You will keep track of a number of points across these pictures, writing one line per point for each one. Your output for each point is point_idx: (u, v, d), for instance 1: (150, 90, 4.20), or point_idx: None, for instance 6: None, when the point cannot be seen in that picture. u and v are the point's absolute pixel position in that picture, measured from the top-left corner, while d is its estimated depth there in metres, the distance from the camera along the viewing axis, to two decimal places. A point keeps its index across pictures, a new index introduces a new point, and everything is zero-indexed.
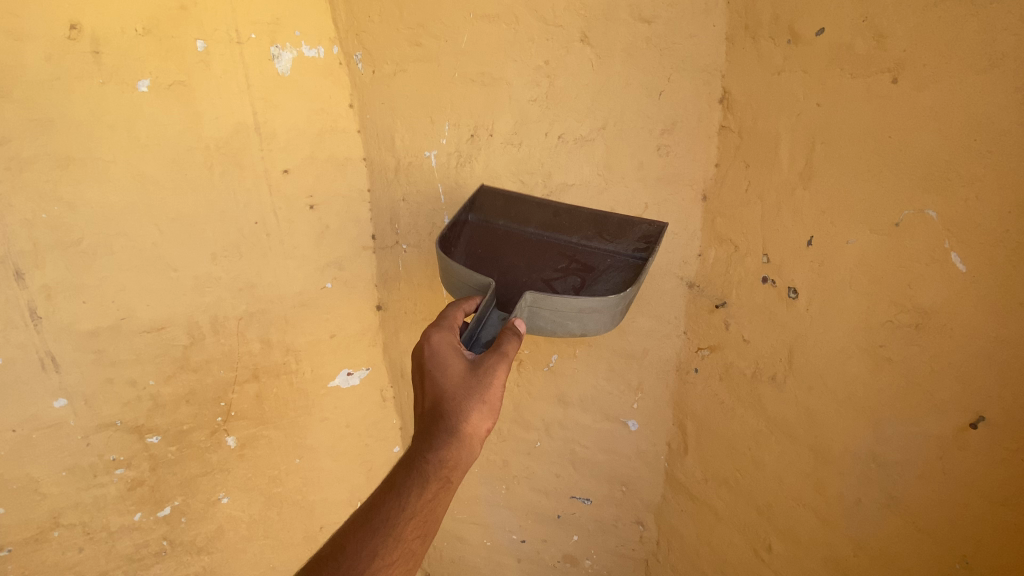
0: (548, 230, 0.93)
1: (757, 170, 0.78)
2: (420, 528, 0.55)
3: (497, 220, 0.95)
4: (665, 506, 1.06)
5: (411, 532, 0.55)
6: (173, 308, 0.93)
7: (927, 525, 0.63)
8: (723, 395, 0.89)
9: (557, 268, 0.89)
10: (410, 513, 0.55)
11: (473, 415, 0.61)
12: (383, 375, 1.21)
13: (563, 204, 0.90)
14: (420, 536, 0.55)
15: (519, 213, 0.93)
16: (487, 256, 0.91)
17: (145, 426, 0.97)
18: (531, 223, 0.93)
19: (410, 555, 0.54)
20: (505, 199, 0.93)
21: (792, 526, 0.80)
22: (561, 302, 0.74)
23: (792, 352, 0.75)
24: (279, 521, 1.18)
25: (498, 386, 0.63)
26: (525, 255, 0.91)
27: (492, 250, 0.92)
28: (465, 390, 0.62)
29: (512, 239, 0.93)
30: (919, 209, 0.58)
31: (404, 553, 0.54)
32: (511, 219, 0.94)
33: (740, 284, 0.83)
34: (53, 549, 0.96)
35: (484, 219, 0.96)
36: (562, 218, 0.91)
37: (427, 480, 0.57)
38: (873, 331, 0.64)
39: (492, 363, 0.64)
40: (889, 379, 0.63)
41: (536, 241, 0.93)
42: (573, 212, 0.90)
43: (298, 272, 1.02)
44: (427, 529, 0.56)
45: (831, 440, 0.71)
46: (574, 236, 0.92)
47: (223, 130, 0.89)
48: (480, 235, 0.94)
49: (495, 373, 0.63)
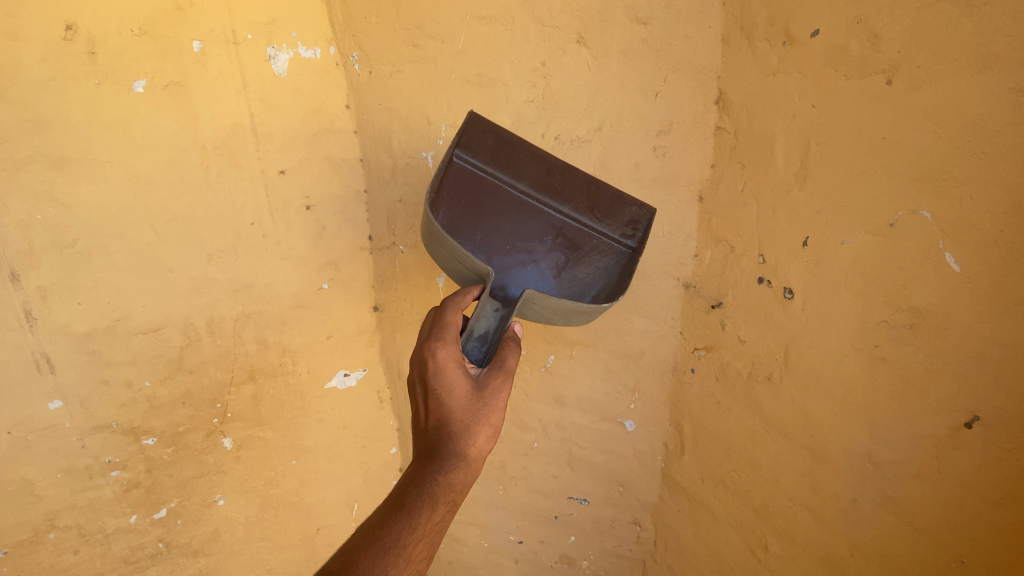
0: (538, 190, 0.88)
1: (753, 171, 0.78)
2: (428, 551, 0.55)
3: (485, 163, 0.88)
4: (662, 506, 1.06)
5: (421, 553, 0.54)
6: (169, 309, 0.93)
7: (923, 525, 0.63)
8: (719, 396, 0.89)
9: (543, 238, 0.87)
10: (421, 534, 0.55)
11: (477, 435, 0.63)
12: (380, 376, 1.21)
13: (560, 163, 0.85)
14: (427, 557, 0.55)
15: (511, 163, 0.87)
16: (471, 211, 0.87)
17: (141, 427, 0.97)
18: (522, 178, 0.88)
19: None
20: (498, 140, 0.85)
21: (789, 526, 0.80)
22: (557, 301, 0.74)
23: (788, 352, 0.75)
24: (275, 523, 1.18)
25: (500, 409, 0.66)
26: (511, 217, 0.88)
27: (477, 205, 0.87)
28: (472, 411, 0.63)
29: (500, 194, 0.88)
30: (914, 209, 0.58)
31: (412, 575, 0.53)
32: (502, 168, 0.88)
33: (736, 284, 0.83)
34: (47, 552, 0.94)
35: (471, 160, 0.88)
36: (556, 177, 0.87)
37: (437, 500, 0.57)
38: (868, 332, 0.64)
39: (498, 384, 0.66)
40: (884, 379, 0.64)
41: (524, 200, 0.89)
42: (568, 176, 0.86)
43: (295, 273, 1.02)
44: (432, 551, 0.56)
45: (827, 440, 0.71)
46: (564, 202, 0.89)
47: (220, 130, 0.89)
48: (466, 180, 0.87)
49: (500, 395, 0.66)
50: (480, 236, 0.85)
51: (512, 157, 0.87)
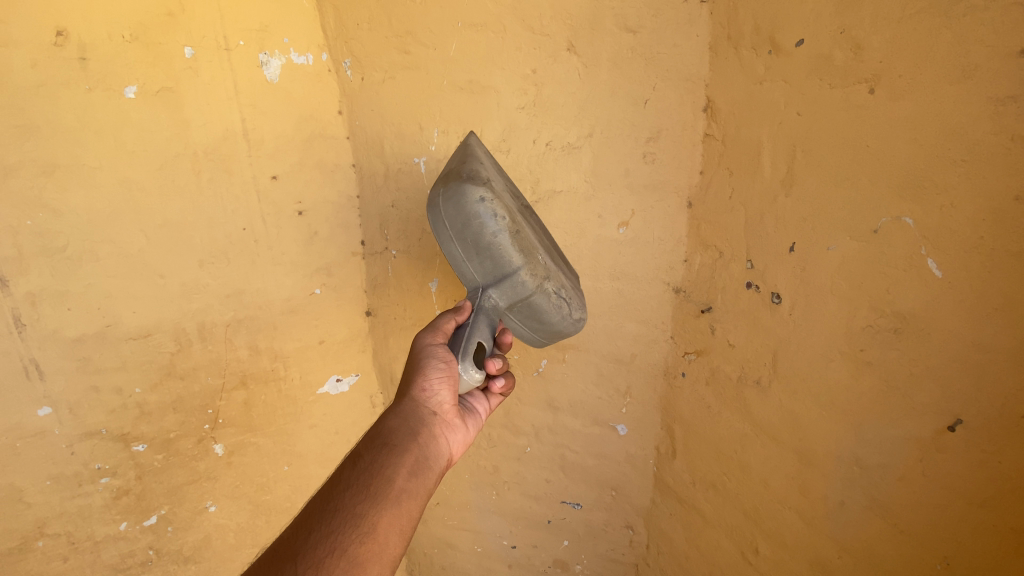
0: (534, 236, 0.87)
1: (741, 178, 0.79)
2: (366, 494, 0.54)
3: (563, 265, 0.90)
4: (655, 510, 1.07)
5: (354, 499, 0.53)
6: (160, 315, 0.92)
7: (909, 527, 0.63)
8: (710, 399, 0.89)
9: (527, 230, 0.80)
10: (353, 484, 0.55)
11: (406, 391, 0.68)
12: (372, 381, 1.21)
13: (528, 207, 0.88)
14: (367, 497, 0.54)
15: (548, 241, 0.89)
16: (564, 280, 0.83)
17: (132, 434, 0.96)
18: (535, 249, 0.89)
19: (356, 517, 0.52)
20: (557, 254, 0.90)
21: (779, 529, 0.80)
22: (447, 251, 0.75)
23: (777, 356, 0.76)
24: (268, 529, 1.18)
25: (423, 354, 0.71)
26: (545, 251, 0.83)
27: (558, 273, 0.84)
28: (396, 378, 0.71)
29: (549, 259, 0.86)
30: (897, 215, 0.59)
31: (348, 516, 0.51)
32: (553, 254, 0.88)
33: (725, 289, 0.84)
34: (36, 560, 0.93)
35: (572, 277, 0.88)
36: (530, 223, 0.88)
37: (364, 453, 0.59)
38: (854, 336, 0.65)
39: (415, 336, 0.73)
40: (870, 383, 0.64)
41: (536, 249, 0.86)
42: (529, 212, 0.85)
43: (287, 278, 1.02)
44: (373, 493, 0.54)
45: (816, 443, 0.72)
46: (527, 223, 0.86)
47: (212, 136, 0.89)
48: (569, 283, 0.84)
49: (417, 342, 0.72)
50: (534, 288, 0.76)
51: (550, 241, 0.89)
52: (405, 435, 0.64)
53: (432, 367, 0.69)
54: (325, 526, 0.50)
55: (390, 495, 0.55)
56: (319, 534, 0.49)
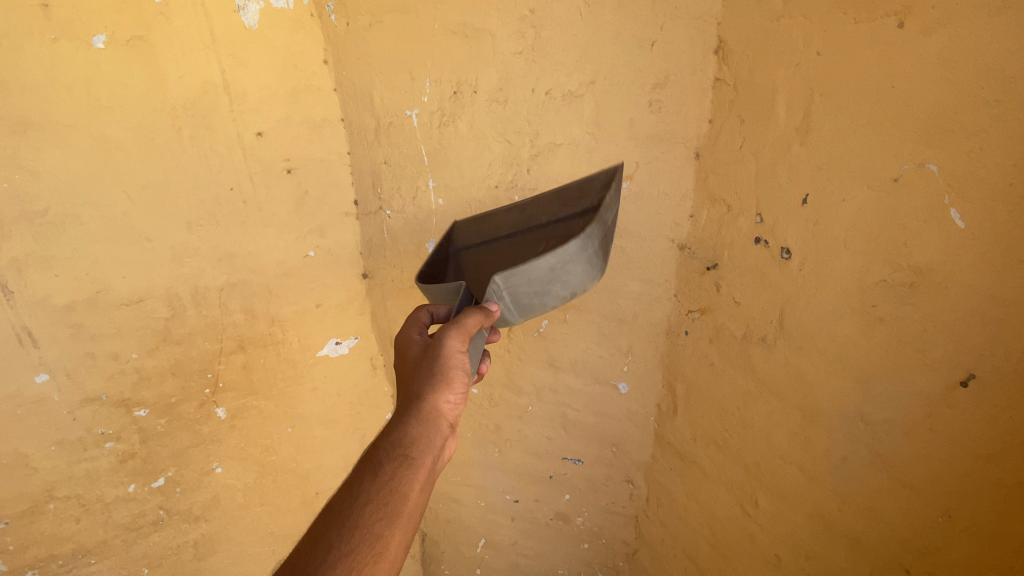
0: (518, 228, 0.90)
1: (752, 126, 0.75)
2: (382, 514, 0.54)
3: (473, 237, 0.94)
4: (655, 464, 1.09)
5: (371, 516, 0.53)
6: (150, 280, 0.90)
7: (912, 481, 0.63)
8: (712, 357, 0.89)
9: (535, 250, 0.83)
10: (370, 500, 0.54)
11: (425, 394, 0.64)
12: (372, 344, 1.19)
13: (547, 194, 0.87)
14: (384, 518, 0.53)
15: (494, 220, 0.92)
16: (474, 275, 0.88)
17: (132, 399, 0.96)
18: (501, 228, 0.92)
19: (374, 538, 0.52)
20: (476, 221, 0.94)
21: (779, 483, 0.81)
22: (527, 268, 0.70)
23: (783, 313, 0.75)
24: (275, 487, 1.20)
25: (450, 357, 0.66)
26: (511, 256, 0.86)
27: (476, 267, 0.89)
28: (413, 375, 0.66)
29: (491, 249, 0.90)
30: (919, 163, 0.55)
31: (365, 537, 0.51)
32: (484, 235, 0.93)
33: (732, 245, 0.81)
34: (49, 521, 0.96)
35: (468, 245, 0.94)
36: (528, 212, 0.89)
37: (382, 463, 0.57)
38: (866, 291, 0.63)
39: (441, 333, 0.67)
40: (881, 339, 0.63)
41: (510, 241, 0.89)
42: (536, 201, 0.88)
43: (278, 240, 0.99)
44: (391, 512, 0.54)
45: (821, 399, 0.71)
46: (540, 216, 0.87)
47: (191, 90, 0.84)
48: (466, 259, 0.91)
49: (446, 341, 0.67)
50: (479, 275, 0.87)
51: (495, 219, 0.93)
52: (426, 445, 0.61)
53: (456, 377, 0.66)
54: (341, 550, 0.50)
55: (407, 513, 0.55)
56: (334, 558, 0.49)
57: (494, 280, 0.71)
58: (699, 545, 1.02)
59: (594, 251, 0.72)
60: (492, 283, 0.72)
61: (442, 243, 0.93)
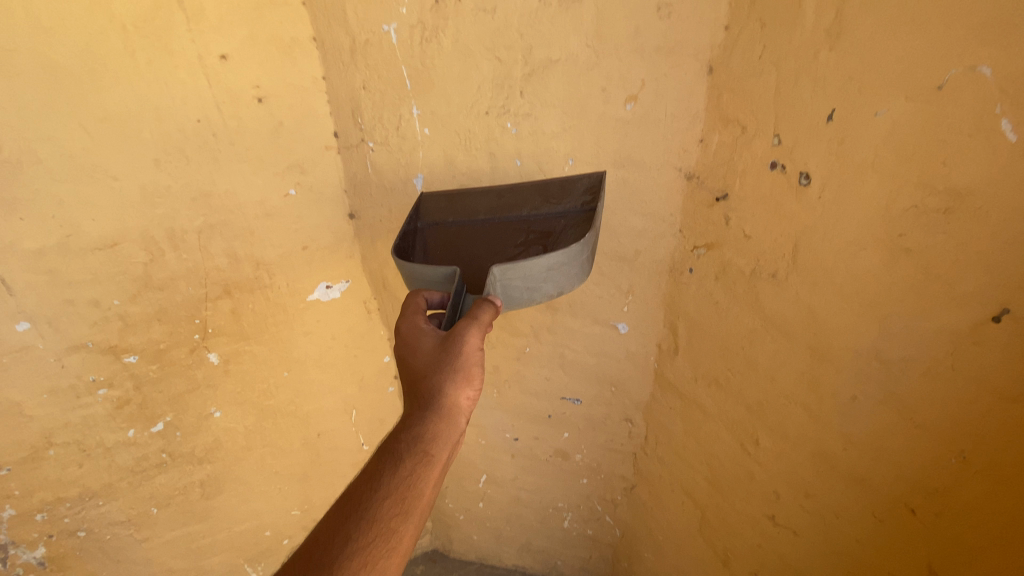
0: (495, 214, 0.90)
1: (775, 32, 0.65)
2: (399, 511, 0.54)
3: (445, 216, 0.92)
4: (654, 403, 1.08)
5: (388, 509, 0.54)
6: (123, 222, 0.85)
7: (925, 420, 0.60)
8: (717, 295, 0.84)
9: (516, 244, 0.86)
10: (387, 493, 0.54)
11: (445, 388, 0.62)
12: (364, 288, 1.15)
13: (529, 184, 0.87)
14: (400, 514, 0.54)
15: (467, 204, 0.91)
16: (448, 258, 0.89)
17: (120, 346, 0.94)
18: (477, 212, 0.91)
19: (390, 534, 0.52)
20: (448, 198, 0.92)
21: (782, 422, 0.79)
22: (529, 267, 0.73)
23: (797, 246, 0.69)
24: (276, 430, 1.21)
25: (470, 354, 0.64)
26: (486, 244, 0.88)
27: (451, 250, 0.89)
28: (431, 366, 0.63)
29: (466, 233, 0.90)
30: (970, 66, 0.48)
31: (382, 532, 0.52)
32: (458, 214, 0.92)
33: (744, 173, 0.74)
34: (51, 466, 0.97)
35: (436, 221, 0.93)
36: (505, 198, 0.89)
37: (400, 456, 0.57)
38: (894, 220, 0.57)
39: (462, 329, 0.65)
40: (906, 272, 0.58)
41: (487, 227, 0.90)
42: (516, 190, 0.88)
43: (255, 178, 0.93)
44: (406, 508, 0.54)
45: (832, 337, 0.68)
46: (520, 207, 0.88)
47: (140, 5, 0.73)
48: (436, 238, 0.91)
49: (466, 338, 0.65)
50: (457, 260, 0.88)
51: (467, 200, 0.91)
52: (443, 441, 0.60)
53: (476, 372, 0.64)
54: (358, 543, 0.51)
55: (420, 509, 0.56)
56: (352, 550, 0.50)
57: (491, 273, 0.73)
58: (696, 481, 1.02)
59: (586, 256, 0.76)
60: (489, 276, 0.73)
61: (409, 216, 0.90)
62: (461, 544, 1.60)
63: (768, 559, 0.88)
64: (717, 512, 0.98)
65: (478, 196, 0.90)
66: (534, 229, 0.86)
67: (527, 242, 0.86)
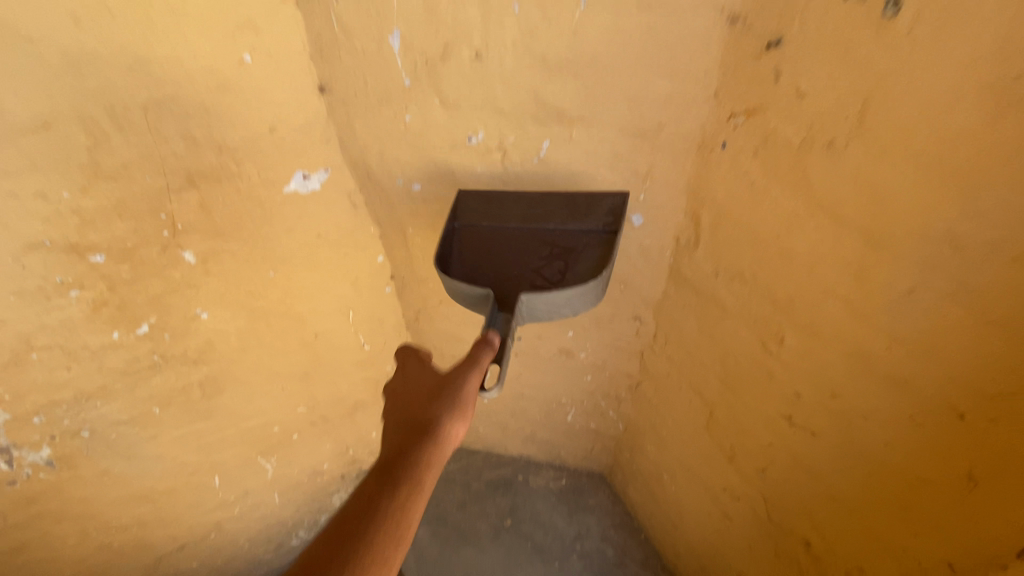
0: (526, 224, 0.94)
1: None
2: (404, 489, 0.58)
3: (479, 220, 0.95)
4: (666, 301, 1.01)
5: (404, 490, 0.58)
6: (51, 97, 0.71)
7: (999, 312, 0.52)
8: (754, 172, 0.76)
9: (542, 256, 0.92)
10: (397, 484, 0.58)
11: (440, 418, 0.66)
12: (346, 177, 1.02)
13: (558, 193, 0.91)
14: (411, 492, 0.58)
15: (500, 209, 0.95)
16: (483, 262, 0.93)
17: (83, 244, 0.85)
18: (510, 220, 0.95)
19: (405, 507, 0.57)
20: (484, 198, 0.95)
21: (815, 319, 0.73)
22: (554, 295, 0.81)
23: (868, 104, 0.59)
24: (270, 331, 1.16)
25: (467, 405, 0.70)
26: (517, 250, 0.93)
27: (486, 252, 0.94)
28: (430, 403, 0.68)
29: (499, 238, 0.94)
30: None
31: (395, 504, 0.57)
32: (491, 217, 0.95)
33: (807, 7, 0.62)
34: (38, 370, 0.93)
35: (471, 223, 0.95)
36: (535, 208, 0.93)
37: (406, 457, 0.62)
38: (1010, 60, 0.46)
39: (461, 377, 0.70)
40: (1013, 128, 0.48)
41: (518, 236, 0.94)
42: (546, 200, 0.92)
43: (200, 41, 0.76)
44: (417, 495, 0.59)
45: (899, 220, 0.59)
46: (549, 220, 0.93)
47: None
48: (471, 242, 0.95)
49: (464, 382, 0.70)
50: (490, 266, 0.93)
51: (501, 201, 0.94)
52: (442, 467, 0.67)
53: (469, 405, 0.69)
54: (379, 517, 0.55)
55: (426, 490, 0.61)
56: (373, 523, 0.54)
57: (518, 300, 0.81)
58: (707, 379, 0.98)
59: (602, 288, 0.86)
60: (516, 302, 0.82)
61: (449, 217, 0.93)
62: (468, 436, 1.66)
63: (780, 457, 0.86)
64: (726, 411, 0.95)
65: (511, 203, 0.94)
66: (565, 252, 0.91)
67: (557, 259, 0.91)
